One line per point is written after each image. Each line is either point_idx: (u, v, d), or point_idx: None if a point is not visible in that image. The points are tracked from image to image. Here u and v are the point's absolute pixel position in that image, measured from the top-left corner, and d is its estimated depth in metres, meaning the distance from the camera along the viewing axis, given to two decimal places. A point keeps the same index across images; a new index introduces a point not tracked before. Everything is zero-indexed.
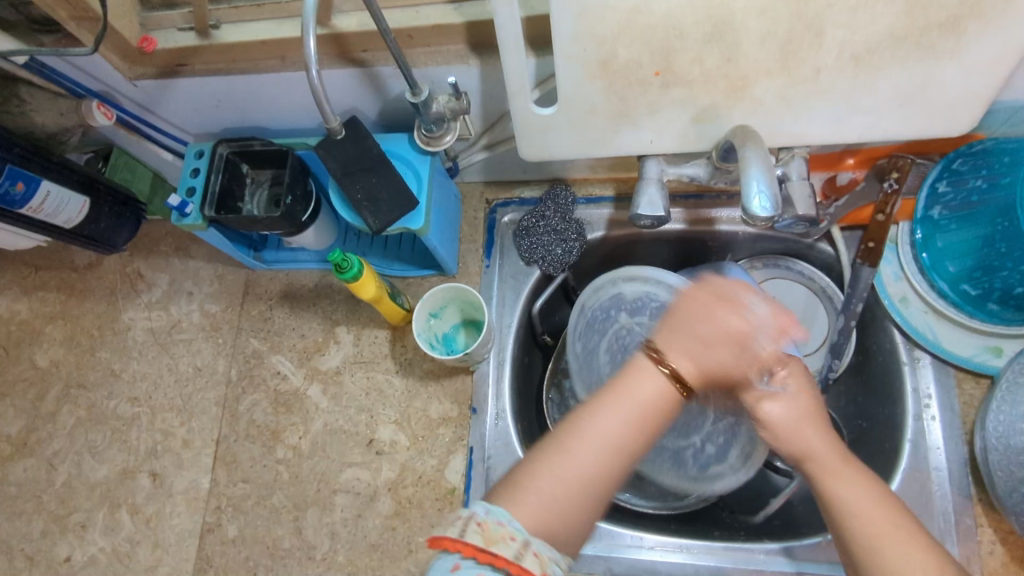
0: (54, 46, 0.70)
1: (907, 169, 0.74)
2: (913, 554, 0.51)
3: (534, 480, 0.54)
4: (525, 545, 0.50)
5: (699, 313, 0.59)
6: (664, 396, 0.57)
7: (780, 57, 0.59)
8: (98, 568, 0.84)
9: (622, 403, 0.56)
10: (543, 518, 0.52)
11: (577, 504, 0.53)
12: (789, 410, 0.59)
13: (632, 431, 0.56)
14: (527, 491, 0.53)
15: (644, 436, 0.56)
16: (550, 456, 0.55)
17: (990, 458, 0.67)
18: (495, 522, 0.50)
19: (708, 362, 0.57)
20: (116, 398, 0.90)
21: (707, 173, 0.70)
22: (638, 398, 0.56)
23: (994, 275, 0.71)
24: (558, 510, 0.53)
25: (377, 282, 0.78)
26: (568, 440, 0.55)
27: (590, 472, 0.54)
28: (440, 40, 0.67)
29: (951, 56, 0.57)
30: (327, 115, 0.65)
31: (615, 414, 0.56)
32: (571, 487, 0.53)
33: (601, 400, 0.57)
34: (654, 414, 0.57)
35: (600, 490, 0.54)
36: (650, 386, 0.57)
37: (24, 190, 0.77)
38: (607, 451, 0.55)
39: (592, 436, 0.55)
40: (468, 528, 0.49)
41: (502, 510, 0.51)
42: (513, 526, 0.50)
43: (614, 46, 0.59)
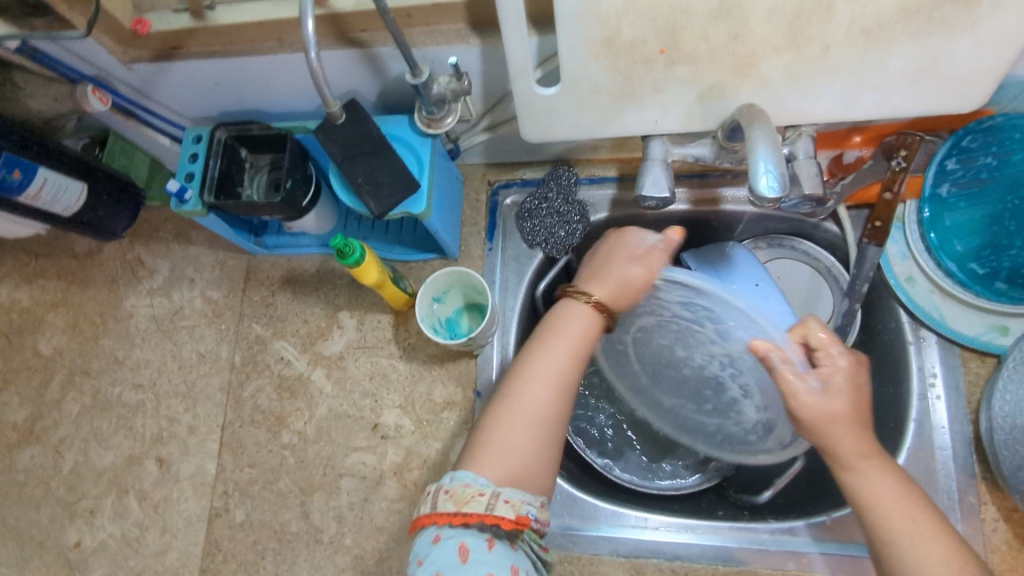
0: (47, 30, 0.67)
1: (916, 147, 0.72)
2: (933, 546, 0.53)
3: (491, 432, 0.61)
4: (494, 496, 0.56)
5: (609, 252, 0.68)
6: (590, 324, 0.65)
7: (788, 33, 0.57)
8: (108, 553, 0.84)
9: (556, 341, 0.64)
10: (504, 466, 0.59)
11: (530, 440, 0.60)
12: (826, 407, 0.57)
13: (569, 362, 0.63)
14: (491, 446, 0.60)
15: (577, 366, 0.63)
16: (502, 409, 0.62)
17: (996, 438, 0.67)
18: (461, 486, 0.57)
19: (620, 286, 0.66)
20: (120, 384, 0.90)
21: (712, 153, 0.69)
22: (566, 334, 0.64)
23: (1003, 253, 0.75)
24: (519, 454, 0.60)
25: (379, 266, 0.78)
26: (516, 387, 0.62)
27: (532, 409, 0.61)
28: (441, 19, 0.66)
29: (964, 30, 0.56)
30: (327, 97, 0.63)
31: (549, 351, 0.63)
32: (519, 427, 0.61)
33: (537, 344, 0.65)
34: (582, 343, 0.64)
35: (553, 423, 0.62)
36: (577, 316, 0.65)
37: (22, 177, 0.76)
38: (552, 386, 0.62)
39: (528, 377, 0.62)
40: (439, 499, 0.56)
41: (467, 472, 0.58)
42: (480, 484, 0.57)
43: (618, 23, 0.57)
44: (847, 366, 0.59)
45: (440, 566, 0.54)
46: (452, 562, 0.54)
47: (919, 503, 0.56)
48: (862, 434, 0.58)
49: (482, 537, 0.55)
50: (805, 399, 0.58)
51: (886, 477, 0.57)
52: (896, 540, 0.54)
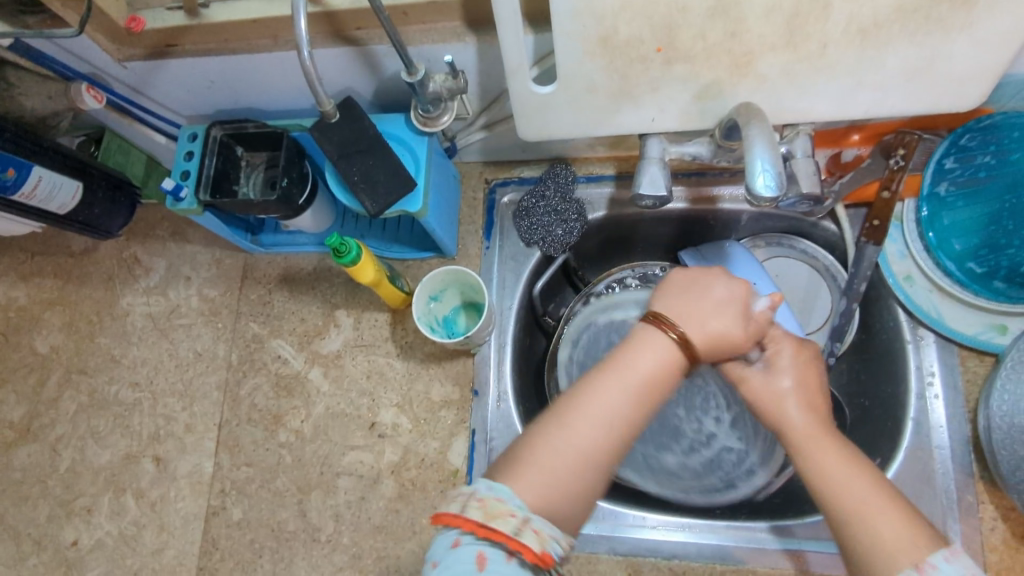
0: (40, 28, 0.67)
1: (913, 146, 0.72)
2: (887, 522, 0.50)
3: (532, 454, 0.55)
4: (525, 521, 0.50)
5: (697, 288, 0.63)
6: (667, 365, 0.58)
7: (785, 32, 0.57)
8: (106, 552, 0.84)
9: (622, 372, 0.58)
10: (539, 493, 0.53)
11: (575, 477, 0.54)
12: (773, 385, 0.62)
13: (632, 401, 0.57)
14: (528, 466, 0.54)
15: (641, 408, 0.57)
16: (549, 430, 0.56)
17: (993, 438, 0.67)
18: (494, 499, 0.51)
19: (713, 335, 0.60)
20: (117, 383, 0.90)
21: (710, 152, 0.68)
22: (639, 368, 0.58)
23: (1001, 252, 0.73)
24: (560, 485, 0.54)
25: (376, 266, 0.78)
26: (571, 411, 0.57)
27: (585, 444, 0.55)
28: (436, 17, 0.66)
29: (962, 28, 0.56)
30: (320, 95, 0.63)
31: (615, 383, 0.57)
32: (567, 459, 0.55)
33: (605, 370, 0.59)
34: (655, 385, 0.58)
35: (603, 464, 0.56)
36: (657, 353, 0.59)
37: (17, 175, 0.76)
38: (610, 423, 0.56)
39: (589, 410, 0.56)
40: (468, 504, 0.50)
41: (502, 487, 0.52)
42: (513, 503, 0.51)
43: (614, 21, 0.57)
44: (792, 350, 0.64)
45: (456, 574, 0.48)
46: (469, 570, 0.47)
47: (864, 474, 0.54)
48: (813, 414, 0.59)
49: (504, 557, 0.48)
50: (751, 381, 0.63)
51: (832, 452, 0.56)
52: (852, 524, 0.51)
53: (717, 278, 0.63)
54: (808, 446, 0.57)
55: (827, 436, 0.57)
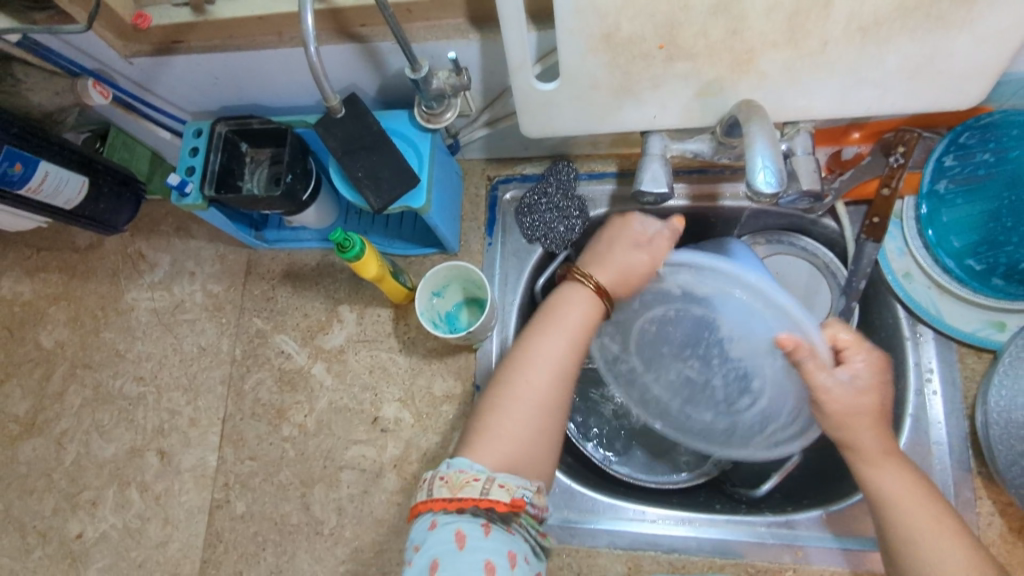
0: (47, 23, 0.68)
1: (913, 143, 0.73)
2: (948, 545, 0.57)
3: (498, 419, 0.64)
4: (489, 481, 0.56)
5: (609, 237, 0.74)
6: (589, 313, 0.70)
7: (786, 30, 0.57)
8: (110, 544, 0.85)
9: (553, 327, 0.68)
10: (502, 455, 0.62)
11: (529, 427, 0.64)
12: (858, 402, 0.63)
13: (568, 348, 0.67)
14: (489, 435, 0.63)
15: (576, 357, 0.68)
16: (500, 395, 0.65)
17: (991, 432, 0.67)
18: (457, 472, 0.57)
19: (619, 270, 0.71)
20: (122, 377, 0.91)
21: (711, 149, 0.69)
22: (567, 326, 0.68)
23: (1000, 249, 0.74)
24: (517, 440, 0.63)
25: (379, 261, 0.78)
26: (512, 372, 0.67)
27: (531, 397, 0.65)
28: (440, 14, 0.66)
29: (962, 27, 0.56)
30: (326, 91, 0.64)
31: (549, 338, 0.68)
32: (522, 418, 0.64)
33: (537, 329, 0.69)
34: (581, 329, 0.68)
35: (552, 411, 0.65)
36: (578, 306, 0.69)
37: (24, 170, 0.76)
38: (550, 374, 0.66)
39: (530, 363, 0.67)
40: (435, 485, 0.57)
41: (464, 460, 0.58)
42: (476, 470, 0.57)
43: (617, 18, 0.58)
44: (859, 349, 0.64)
45: (437, 551, 0.54)
46: (451, 547, 0.54)
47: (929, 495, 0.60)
48: (883, 433, 0.62)
49: (478, 522, 0.55)
50: (835, 393, 0.62)
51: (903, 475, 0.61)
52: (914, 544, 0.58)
53: (628, 221, 0.74)
54: (885, 463, 0.61)
55: (896, 456, 0.62)
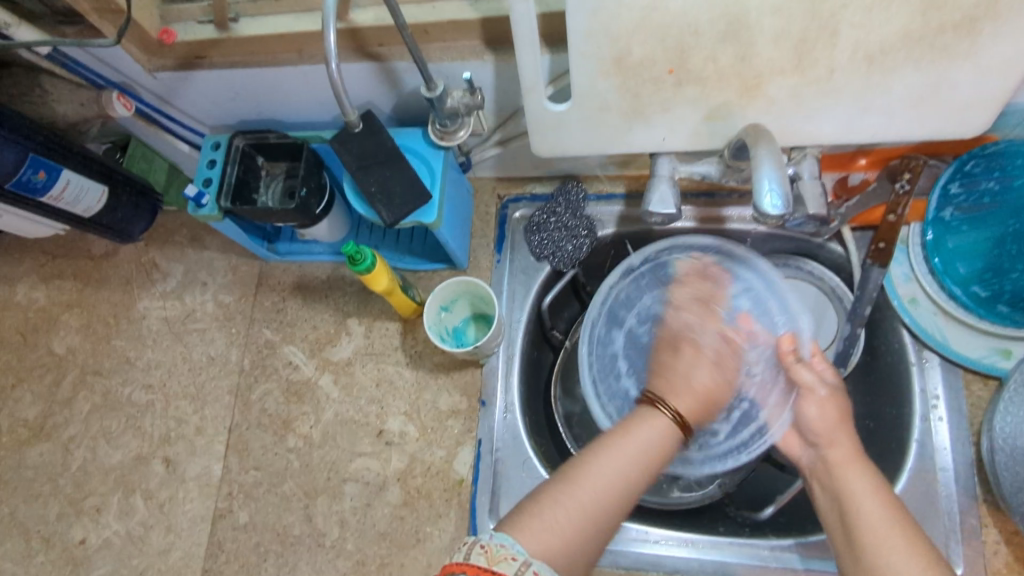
0: (76, 37, 0.70)
1: (919, 170, 0.73)
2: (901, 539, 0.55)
3: (548, 509, 0.55)
4: (527, 564, 0.50)
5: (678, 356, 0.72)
6: (664, 436, 0.63)
7: (794, 56, 0.59)
8: (113, 551, 0.85)
9: (628, 440, 0.61)
10: (544, 543, 0.53)
11: (579, 530, 0.55)
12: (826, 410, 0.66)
13: (638, 468, 0.59)
14: (535, 514, 0.55)
15: (646, 473, 0.60)
16: (560, 487, 0.57)
17: (996, 459, 0.67)
18: (497, 544, 0.51)
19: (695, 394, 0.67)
20: (131, 384, 0.92)
21: (719, 171, 0.70)
22: (643, 438, 0.61)
23: (1005, 276, 0.76)
24: (566, 532, 0.54)
25: (390, 274, 0.79)
26: (577, 472, 0.58)
27: (591, 502, 0.56)
28: (456, 36, 0.68)
29: (965, 57, 0.57)
30: (345, 107, 0.65)
31: (618, 455, 0.59)
32: (572, 517, 0.55)
33: (610, 437, 0.61)
34: (658, 455, 0.61)
35: (602, 525, 0.56)
36: (653, 422, 0.63)
37: (47, 178, 0.79)
38: (614, 485, 0.58)
39: (594, 468, 0.58)
40: (472, 551, 0.50)
41: (505, 533, 0.52)
42: (515, 548, 0.51)
43: (628, 43, 0.59)
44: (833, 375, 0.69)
45: None
46: None
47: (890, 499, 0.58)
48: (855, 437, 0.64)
49: None
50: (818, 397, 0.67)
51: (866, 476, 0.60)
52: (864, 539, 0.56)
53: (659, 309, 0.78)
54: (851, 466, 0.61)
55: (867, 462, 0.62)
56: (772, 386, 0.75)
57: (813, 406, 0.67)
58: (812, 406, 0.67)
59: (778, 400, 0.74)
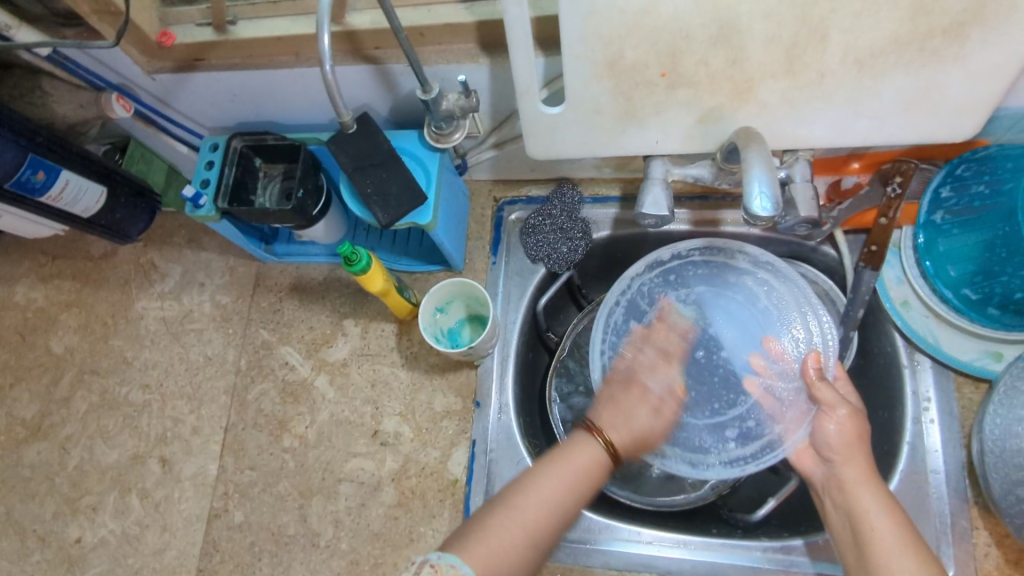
0: (75, 39, 0.71)
1: (910, 173, 0.74)
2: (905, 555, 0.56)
3: (487, 530, 0.57)
4: None
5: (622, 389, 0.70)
6: (598, 464, 0.64)
7: (784, 60, 0.59)
8: (109, 550, 0.85)
9: (564, 465, 0.62)
10: (487, 563, 0.55)
11: (516, 553, 0.57)
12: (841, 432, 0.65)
13: (571, 492, 0.61)
14: (482, 537, 0.57)
15: (578, 497, 0.61)
16: (500, 511, 0.59)
17: (987, 461, 0.68)
18: (446, 564, 0.54)
19: (633, 433, 0.67)
20: (128, 384, 0.92)
21: (711, 174, 0.71)
22: (577, 462, 0.63)
23: (995, 279, 0.72)
24: (506, 553, 0.56)
25: (385, 275, 0.80)
26: (516, 498, 0.60)
27: (528, 527, 0.58)
28: (451, 39, 0.69)
29: (954, 62, 0.58)
30: (340, 108, 0.65)
31: (555, 480, 0.61)
32: (512, 540, 0.57)
33: (547, 461, 0.63)
34: (591, 480, 0.63)
35: (537, 547, 0.58)
36: (588, 450, 0.64)
37: (45, 178, 0.79)
38: (549, 510, 0.60)
39: (531, 492, 0.60)
40: (422, 571, 0.54)
41: (454, 554, 0.55)
42: (464, 569, 0.54)
43: (621, 46, 0.60)
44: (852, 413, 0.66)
45: None
46: None
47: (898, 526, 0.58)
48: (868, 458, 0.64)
49: None
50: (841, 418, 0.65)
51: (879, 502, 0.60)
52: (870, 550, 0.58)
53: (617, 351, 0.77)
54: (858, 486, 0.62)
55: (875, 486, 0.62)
56: (794, 404, 0.74)
57: (832, 424, 0.66)
58: (831, 422, 0.66)
59: (796, 416, 0.73)
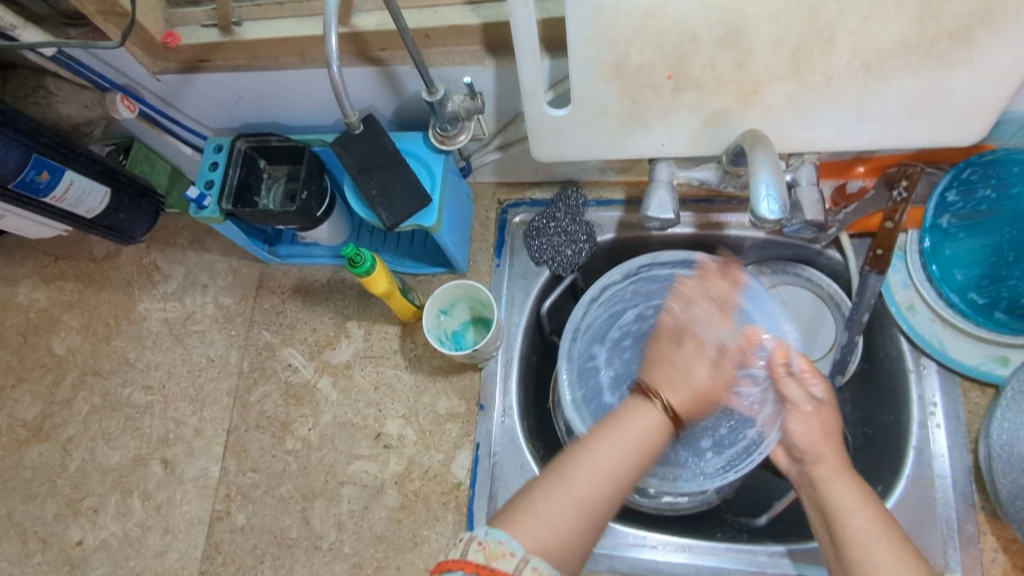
0: (80, 39, 0.72)
1: (916, 178, 0.74)
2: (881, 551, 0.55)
3: (537, 503, 0.55)
4: (525, 560, 0.50)
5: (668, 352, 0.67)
6: (654, 429, 0.61)
7: (791, 63, 0.59)
8: (110, 552, 0.85)
9: (619, 435, 0.60)
10: (538, 538, 0.53)
11: (569, 525, 0.55)
12: (811, 430, 0.66)
13: (626, 462, 0.58)
14: (531, 511, 0.55)
15: (634, 468, 0.59)
16: (549, 482, 0.57)
17: (994, 465, 0.67)
18: (494, 541, 0.51)
19: (694, 390, 0.64)
20: (130, 386, 0.92)
21: (717, 177, 0.71)
22: (631, 429, 0.60)
23: (1002, 283, 0.75)
24: (558, 527, 0.54)
25: (389, 278, 0.79)
26: (567, 469, 0.57)
27: (584, 498, 0.56)
28: (457, 41, 0.69)
29: (961, 65, 0.58)
30: (346, 109, 0.65)
31: (611, 448, 0.59)
32: (564, 513, 0.55)
33: (599, 431, 0.60)
34: (648, 447, 0.60)
35: (593, 520, 0.56)
36: (644, 415, 0.61)
37: (49, 178, 0.79)
38: (604, 481, 0.57)
39: (585, 465, 0.58)
40: (470, 547, 0.50)
41: (501, 530, 0.52)
42: (513, 544, 0.51)
43: (627, 48, 0.60)
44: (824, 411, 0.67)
45: None
46: None
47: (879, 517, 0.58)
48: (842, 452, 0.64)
49: None
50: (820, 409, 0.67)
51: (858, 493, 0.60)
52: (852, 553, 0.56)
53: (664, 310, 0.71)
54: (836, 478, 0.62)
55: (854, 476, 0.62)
56: (764, 405, 0.75)
57: (799, 423, 0.67)
58: (798, 422, 0.67)
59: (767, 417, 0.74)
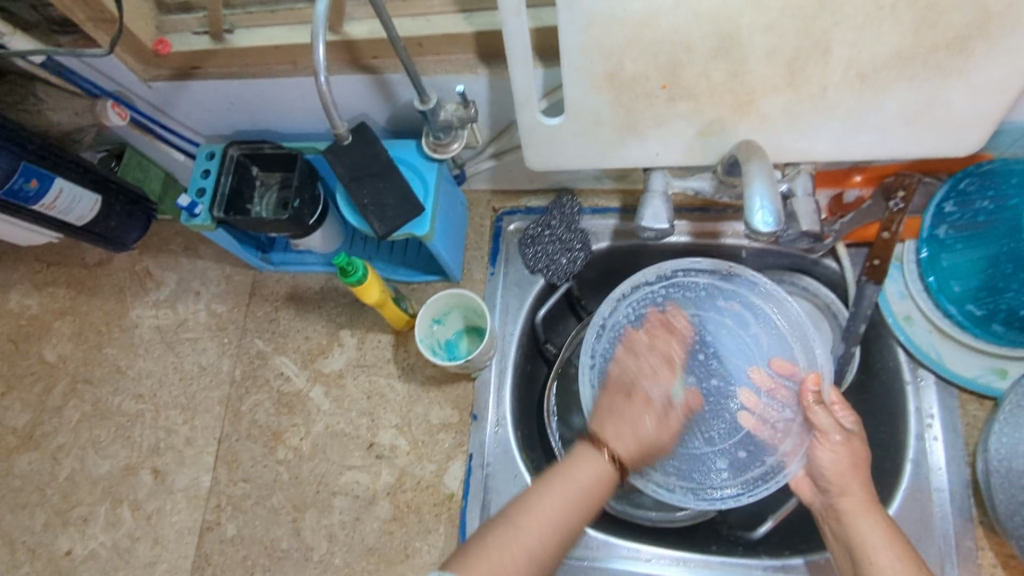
0: (70, 46, 0.71)
1: (913, 188, 0.72)
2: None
3: (485, 551, 0.57)
4: None
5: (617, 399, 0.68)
6: (601, 477, 0.62)
7: (786, 72, 0.59)
8: (99, 563, 0.84)
9: (564, 484, 0.61)
10: None
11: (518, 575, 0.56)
12: (837, 458, 0.67)
13: (571, 511, 0.60)
14: (484, 559, 0.56)
15: (578, 512, 0.61)
16: (501, 531, 0.58)
17: (992, 480, 0.67)
18: None
19: (642, 442, 0.65)
20: (121, 394, 0.91)
21: (711, 187, 0.70)
22: (575, 478, 0.62)
23: (1000, 296, 0.72)
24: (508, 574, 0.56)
25: (381, 286, 0.79)
26: (518, 521, 0.59)
27: (535, 550, 0.58)
28: (450, 49, 0.68)
29: (958, 76, 0.57)
30: (334, 121, 0.65)
31: (557, 496, 0.60)
32: (516, 562, 0.57)
33: (547, 479, 0.62)
34: (592, 493, 0.62)
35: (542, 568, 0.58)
36: (591, 465, 0.63)
37: (39, 186, 0.78)
38: (550, 529, 0.59)
39: (533, 515, 0.59)
40: None
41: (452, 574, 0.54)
42: None
43: (621, 58, 0.59)
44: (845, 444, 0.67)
45: None
46: None
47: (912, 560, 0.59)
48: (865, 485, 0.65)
49: None
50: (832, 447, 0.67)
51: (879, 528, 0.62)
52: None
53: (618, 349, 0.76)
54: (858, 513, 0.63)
55: (875, 511, 0.63)
56: (788, 432, 0.75)
57: (827, 452, 0.67)
58: (826, 453, 0.67)
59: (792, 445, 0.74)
